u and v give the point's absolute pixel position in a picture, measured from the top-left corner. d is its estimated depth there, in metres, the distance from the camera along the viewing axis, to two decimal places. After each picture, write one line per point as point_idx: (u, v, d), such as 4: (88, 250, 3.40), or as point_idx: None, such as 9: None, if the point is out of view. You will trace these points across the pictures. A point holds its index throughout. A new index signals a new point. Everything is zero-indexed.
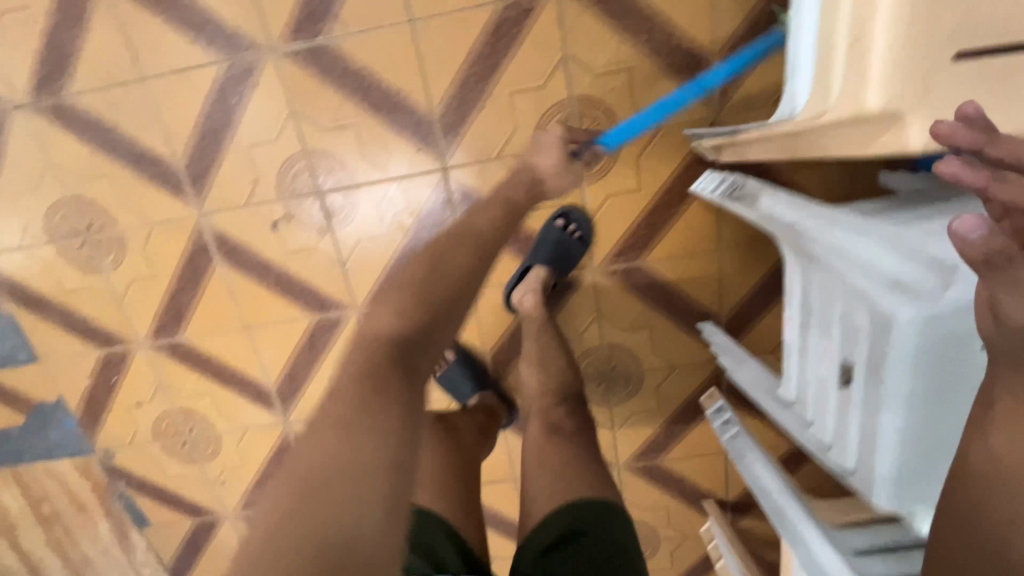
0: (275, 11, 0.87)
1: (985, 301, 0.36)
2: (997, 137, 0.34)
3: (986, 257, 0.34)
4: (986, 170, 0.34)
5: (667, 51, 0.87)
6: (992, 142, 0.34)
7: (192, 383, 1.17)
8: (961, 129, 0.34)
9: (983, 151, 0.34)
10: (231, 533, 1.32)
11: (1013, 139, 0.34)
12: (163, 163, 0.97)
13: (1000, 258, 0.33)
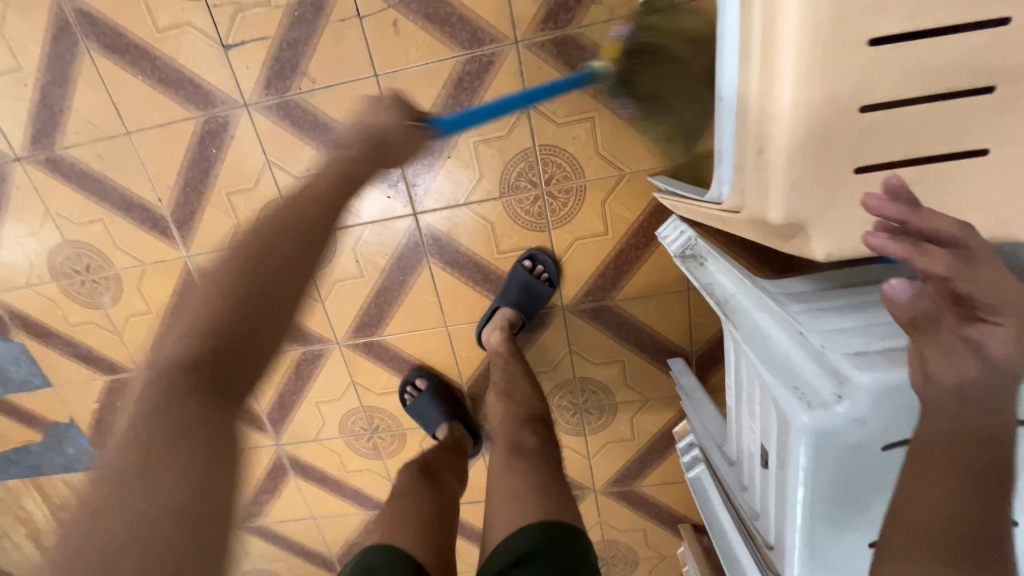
0: (247, 68, 0.90)
1: (917, 358, 0.42)
2: (918, 212, 0.40)
3: (913, 318, 0.41)
4: (906, 243, 0.41)
5: (628, 102, 0.88)
6: (915, 216, 0.40)
7: None
8: (886, 204, 0.41)
9: (907, 223, 0.41)
10: (233, 540, 1.41)
11: (933, 212, 0.40)
12: (151, 208, 1.02)
13: (922, 319, 0.41)
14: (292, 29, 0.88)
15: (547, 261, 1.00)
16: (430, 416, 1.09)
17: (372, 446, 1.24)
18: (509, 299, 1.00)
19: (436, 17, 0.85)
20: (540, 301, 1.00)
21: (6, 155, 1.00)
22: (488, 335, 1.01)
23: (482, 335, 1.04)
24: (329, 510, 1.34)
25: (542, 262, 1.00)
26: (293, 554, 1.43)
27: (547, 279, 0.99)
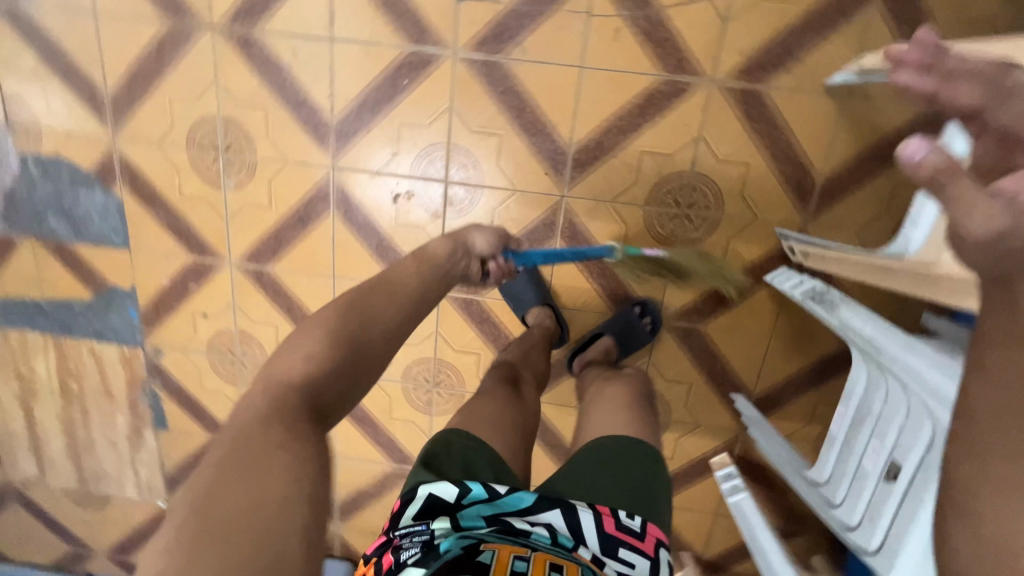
0: (469, 22, 0.99)
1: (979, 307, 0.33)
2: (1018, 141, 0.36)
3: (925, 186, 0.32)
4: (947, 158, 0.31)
5: (783, 160, 1.01)
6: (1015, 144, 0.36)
7: (262, 311, 1.23)
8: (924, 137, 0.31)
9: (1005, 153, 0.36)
10: None
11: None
12: (319, 111, 1.07)
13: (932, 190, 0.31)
14: (524, 2, 0.97)
15: (653, 311, 1.13)
16: (528, 292, 1.11)
17: (426, 400, 1.27)
18: (613, 329, 1.10)
19: (654, 37, 0.96)
20: (637, 343, 1.11)
21: (202, 20, 1.04)
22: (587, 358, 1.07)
23: (576, 363, 1.10)
24: (356, 452, 1.33)
25: (649, 311, 1.13)
26: None
27: (650, 327, 1.12)
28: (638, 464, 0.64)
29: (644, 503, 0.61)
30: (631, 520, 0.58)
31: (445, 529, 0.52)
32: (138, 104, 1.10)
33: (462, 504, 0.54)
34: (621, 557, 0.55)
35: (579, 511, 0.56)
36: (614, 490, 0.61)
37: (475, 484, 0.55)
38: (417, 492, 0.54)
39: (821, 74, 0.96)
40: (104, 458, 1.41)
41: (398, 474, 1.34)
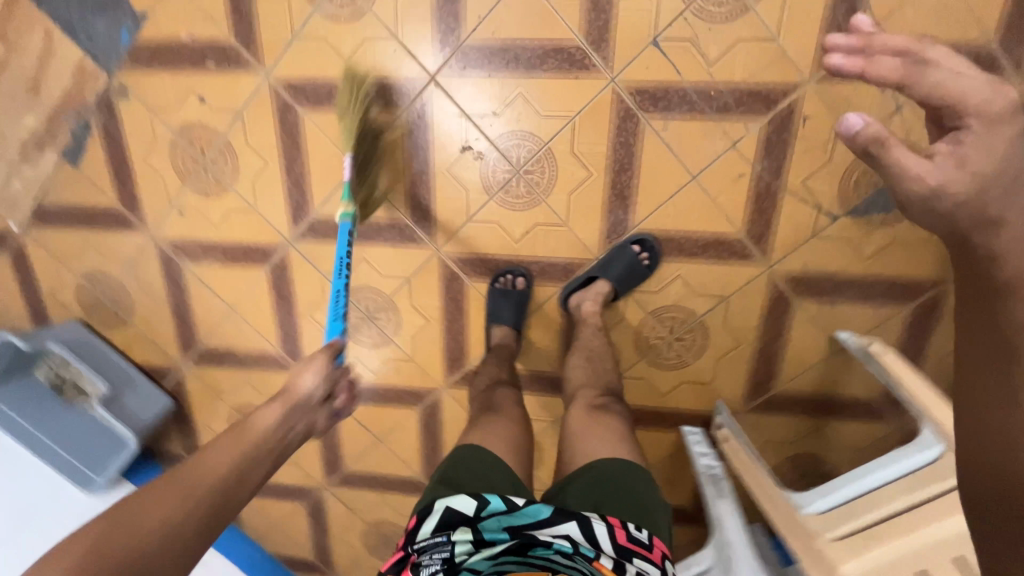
0: (643, 66, 0.96)
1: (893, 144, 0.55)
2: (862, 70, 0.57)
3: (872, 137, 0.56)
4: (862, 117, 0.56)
5: (763, 359, 1.12)
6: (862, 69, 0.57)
7: (261, 140, 1.11)
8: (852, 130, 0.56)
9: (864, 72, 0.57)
10: (135, 246, 1.23)
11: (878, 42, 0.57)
12: (460, 22, 0.98)
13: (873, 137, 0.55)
14: (696, 91, 0.96)
15: (653, 248, 1.06)
16: (507, 309, 1.12)
17: (352, 322, 1.23)
18: (610, 274, 1.07)
19: (760, 202, 1.01)
20: (636, 282, 1.08)
21: None
22: (581, 300, 1.10)
23: (572, 298, 1.11)
24: (254, 318, 1.26)
25: (648, 247, 1.06)
26: (172, 309, 1.29)
27: (648, 266, 1.07)
28: (635, 487, 0.73)
29: (644, 515, 0.69)
30: (640, 533, 0.65)
31: (465, 544, 0.61)
32: None
33: (482, 517, 0.62)
34: (635, 564, 0.62)
35: (593, 523, 0.63)
36: (616, 507, 0.69)
37: (492, 496, 0.63)
38: (434, 506, 0.64)
39: (837, 323, 1.08)
40: None
41: (278, 360, 1.29)
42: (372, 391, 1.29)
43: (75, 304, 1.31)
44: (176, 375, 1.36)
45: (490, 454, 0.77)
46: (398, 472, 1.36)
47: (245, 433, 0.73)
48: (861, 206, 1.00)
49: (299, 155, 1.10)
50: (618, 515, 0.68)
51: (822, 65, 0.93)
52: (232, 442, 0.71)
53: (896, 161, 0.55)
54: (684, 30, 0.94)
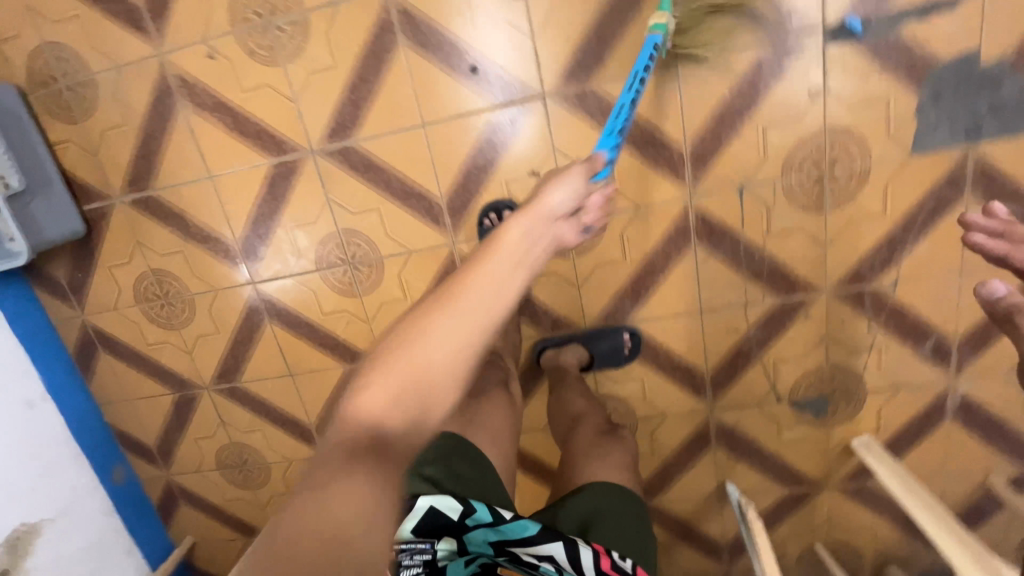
0: (720, 202, 1.02)
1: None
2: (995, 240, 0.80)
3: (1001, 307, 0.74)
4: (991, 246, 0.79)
5: (662, 475, 1.25)
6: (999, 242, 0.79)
7: (342, 41, 1.00)
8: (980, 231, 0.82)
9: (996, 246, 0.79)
10: (135, 52, 1.05)
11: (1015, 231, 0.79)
12: (598, 65, 0.97)
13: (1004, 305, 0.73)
14: (743, 247, 1.04)
15: (638, 342, 1.14)
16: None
17: (329, 257, 1.16)
18: (593, 347, 1.13)
19: (735, 358, 1.13)
20: (610, 364, 1.15)
21: None
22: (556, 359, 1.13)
23: (547, 352, 1.14)
24: (226, 200, 1.13)
25: (634, 341, 1.13)
26: (137, 140, 1.11)
27: (626, 355, 1.14)
28: (625, 518, 0.79)
29: (633, 547, 0.75)
30: (623, 562, 0.69)
31: (448, 549, 0.70)
32: None
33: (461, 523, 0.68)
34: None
35: (582, 549, 0.67)
36: (605, 538, 0.74)
37: (478, 506, 0.68)
38: (414, 507, 0.67)
39: (731, 477, 1.24)
40: None
41: (231, 251, 1.18)
42: (309, 327, 1.23)
43: (21, 69, 1.09)
44: (103, 205, 1.18)
45: (468, 449, 0.81)
46: (290, 409, 1.32)
47: (409, 369, 0.51)
48: (803, 402, 1.15)
49: (371, 79, 1.02)
50: (606, 543, 0.73)
51: (842, 285, 1.05)
52: (400, 378, 0.50)
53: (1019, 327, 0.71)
54: (768, 194, 1.00)
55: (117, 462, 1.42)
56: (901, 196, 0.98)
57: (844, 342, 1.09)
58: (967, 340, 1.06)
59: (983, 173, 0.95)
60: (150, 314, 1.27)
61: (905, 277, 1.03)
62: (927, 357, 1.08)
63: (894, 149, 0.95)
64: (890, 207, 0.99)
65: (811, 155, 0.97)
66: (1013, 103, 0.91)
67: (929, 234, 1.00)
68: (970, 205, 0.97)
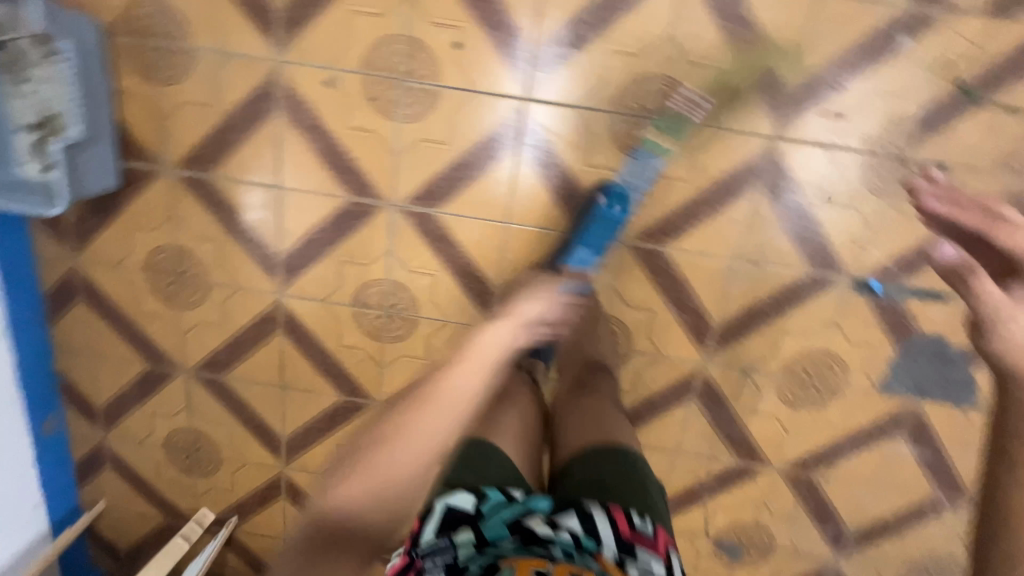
0: (725, 374, 1.18)
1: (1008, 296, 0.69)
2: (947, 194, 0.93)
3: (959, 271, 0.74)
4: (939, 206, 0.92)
5: None
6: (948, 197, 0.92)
7: (462, 125, 1.04)
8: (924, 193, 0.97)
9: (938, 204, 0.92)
10: (252, 47, 1.02)
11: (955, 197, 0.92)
12: (676, 236, 1.08)
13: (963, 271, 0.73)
14: (727, 413, 1.21)
15: None
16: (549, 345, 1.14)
17: (367, 299, 1.18)
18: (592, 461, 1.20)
19: (685, 495, 1.31)
20: None
21: (782, 127, 1.00)
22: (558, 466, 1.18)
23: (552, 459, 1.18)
24: (287, 212, 1.13)
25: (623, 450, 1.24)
26: (216, 124, 1.07)
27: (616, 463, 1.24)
28: (628, 474, 0.89)
29: (645, 500, 0.86)
30: (639, 521, 0.81)
31: (469, 537, 0.78)
32: (716, 19, 0.94)
33: (484, 518, 0.81)
34: (637, 556, 0.77)
35: (597, 516, 0.80)
36: (615, 495, 0.85)
37: (492, 492, 0.84)
38: (433, 511, 0.81)
39: None
40: None
41: (272, 258, 1.16)
42: (318, 351, 1.24)
43: (117, 10, 1.01)
44: (148, 167, 1.11)
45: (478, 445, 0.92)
46: (266, 416, 1.31)
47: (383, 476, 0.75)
48: (723, 543, 1.35)
49: (475, 166, 1.07)
50: (614, 500, 0.84)
51: (787, 468, 1.25)
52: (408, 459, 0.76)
53: (979, 287, 0.70)
54: (763, 381, 1.18)
55: (49, 413, 1.32)
56: (857, 418, 1.20)
57: (773, 508, 1.30)
58: (859, 535, 1.31)
59: (917, 422, 1.19)
60: (155, 285, 1.21)
61: (836, 476, 1.25)
62: (826, 537, 1.32)
63: (866, 383, 1.16)
64: (846, 423, 1.20)
65: (806, 365, 1.16)
66: (957, 381, 1.14)
67: (865, 452, 1.22)
68: (900, 441, 1.21)
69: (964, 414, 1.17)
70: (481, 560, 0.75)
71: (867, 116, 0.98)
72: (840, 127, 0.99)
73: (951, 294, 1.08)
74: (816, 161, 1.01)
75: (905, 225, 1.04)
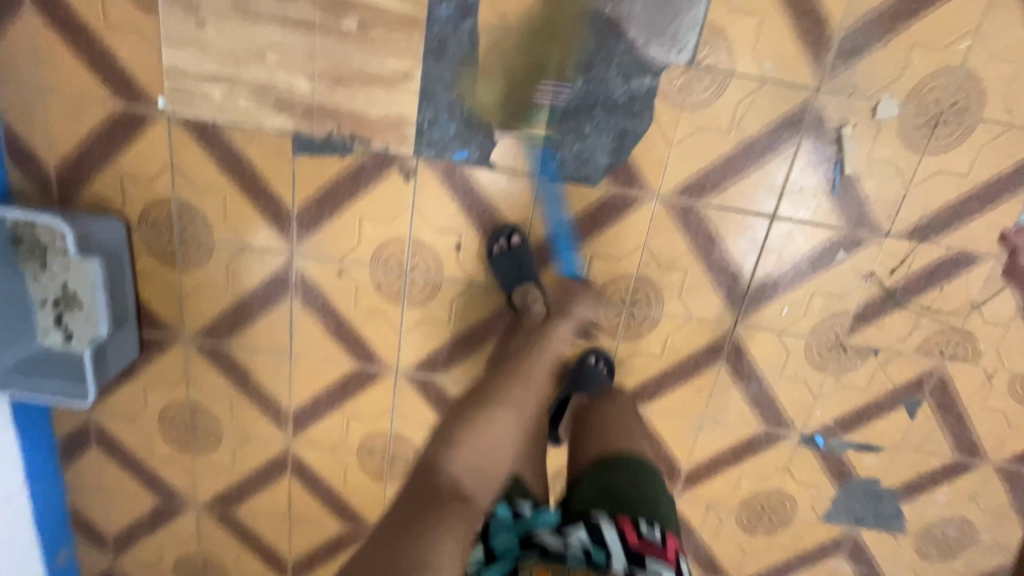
0: (693, 507, 1.33)
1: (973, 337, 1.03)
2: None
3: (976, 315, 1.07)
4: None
5: None
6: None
7: (462, 309, 1.16)
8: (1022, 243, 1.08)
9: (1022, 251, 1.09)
10: (269, 241, 1.11)
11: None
12: (651, 399, 1.23)
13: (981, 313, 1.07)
14: (694, 538, 1.37)
15: None
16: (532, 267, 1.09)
17: (372, 446, 1.29)
18: None
19: None
20: None
21: (740, 318, 1.15)
22: None
23: None
24: (298, 375, 1.22)
25: None
26: (232, 302, 1.16)
27: None
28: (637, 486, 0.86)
29: (656, 513, 0.81)
30: (652, 531, 0.76)
31: (483, 555, 0.74)
32: (685, 233, 1.08)
33: (498, 533, 0.78)
34: (651, 565, 0.71)
35: (603, 525, 0.77)
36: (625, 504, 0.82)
37: (502, 512, 0.81)
38: None
39: None
40: (235, 38, 0.97)
41: (282, 412, 1.26)
42: (325, 489, 1.34)
43: (138, 206, 1.08)
44: (165, 337, 1.19)
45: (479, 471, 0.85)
46: (273, 543, 1.41)
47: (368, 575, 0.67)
48: None
49: (473, 341, 1.18)
50: (627, 512, 0.80)
51: None
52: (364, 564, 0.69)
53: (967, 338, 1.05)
54: (725, 513, 1.34)
55: (62, 546, 1.39)
56: (805, 541, 1.37)
57: None
58: None
59: (855, 544, 1.37)
60: (169, 434, 1.29)
61: None
62: None
63: (814, 513, 1.34)
64: (795, 544, 1.37)
65: (762, 500, 1.32)
66: (888, 513, 1.33)
67: (812, 567, 1.40)
68: (841, 559, 1.39)
69: (896, 537, 1.36)
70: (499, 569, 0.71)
71: (811, 310, 1.14)
72: (789, 317, 1.15)
73: (882, 446, 1.26)
74: (769, 344, 1.17)
75: (843, 393, 1.21)
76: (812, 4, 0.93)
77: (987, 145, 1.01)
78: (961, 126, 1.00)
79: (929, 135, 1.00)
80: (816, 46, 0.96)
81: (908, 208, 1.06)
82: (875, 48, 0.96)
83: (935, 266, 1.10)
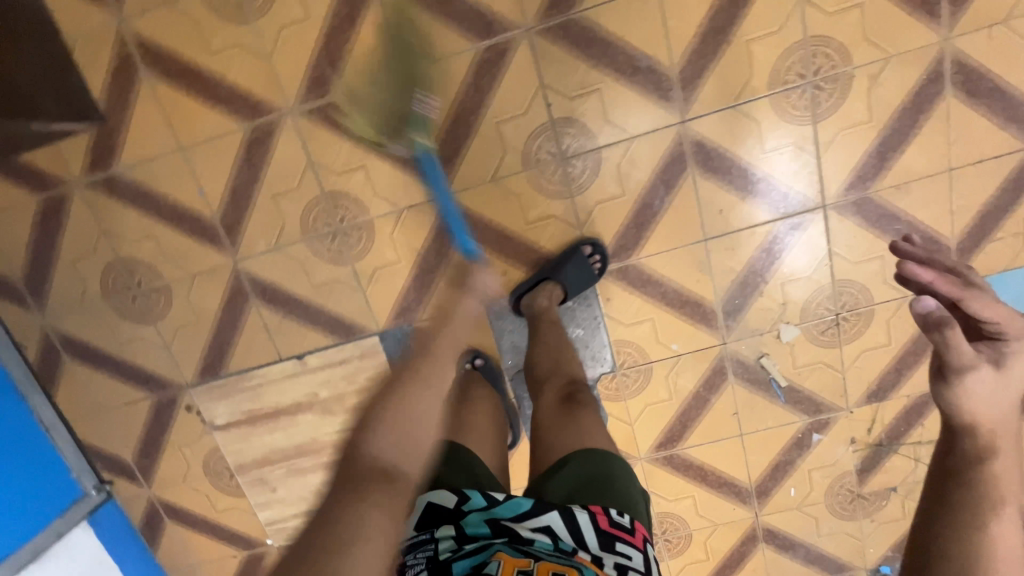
0: None
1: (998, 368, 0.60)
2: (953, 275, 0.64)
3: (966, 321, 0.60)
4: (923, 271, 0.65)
5: None
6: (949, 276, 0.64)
7: None
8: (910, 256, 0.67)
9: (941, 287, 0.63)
10: None
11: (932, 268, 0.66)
12: None
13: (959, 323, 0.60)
14: None
15: None
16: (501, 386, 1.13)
17: None
18: None
19: None
20: None
21: (759, 510, 1.30)
22: None
23: None
24: None
25: None
26: None
27: None
28: (611, 478, 0.72)
29: (629, 502, 0.71)
30: (623, 518, 0.67)
31: (449, 542, 0.63)
32: (676, 471, 1.27)
33: (465, 511, 0.67)
34: (618, 550, 0.63)
35: (578, 513, 0.65)
36: (601, 494, 0.70)
37: (472, 492, 0.69)
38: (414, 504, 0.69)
39: None
40: (298, 487, 1.31)
41: None
42: None
43: None
44: None
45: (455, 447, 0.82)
46: None
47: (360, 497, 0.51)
48: None
49: None
50: (602, 499, 0.69)
51: None
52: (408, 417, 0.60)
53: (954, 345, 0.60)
54: None
55: None
56: None
57: None
58: None
59: None
60: None
61: None
62: None
63: None
64: None
65: None
66: None
67: None
68: None
69: None
70: (468, 558, 0.61)
71: (817, 481, 1.27)
72: (800, 492, 1.28)
73: None
74: (795, 519, 1.31)
75: (883, 528, 1.31)
76: (686, 296, 1.13)
77: (892, 318, 1.13)
78: (861, 317, 1.13)
79: (836, 333, 1.15)
80: (705, 318, 1.14)
81: (853, 384, 1.19)
82: (753, 297, 1.13)
83: (905, 412, 1.21)
